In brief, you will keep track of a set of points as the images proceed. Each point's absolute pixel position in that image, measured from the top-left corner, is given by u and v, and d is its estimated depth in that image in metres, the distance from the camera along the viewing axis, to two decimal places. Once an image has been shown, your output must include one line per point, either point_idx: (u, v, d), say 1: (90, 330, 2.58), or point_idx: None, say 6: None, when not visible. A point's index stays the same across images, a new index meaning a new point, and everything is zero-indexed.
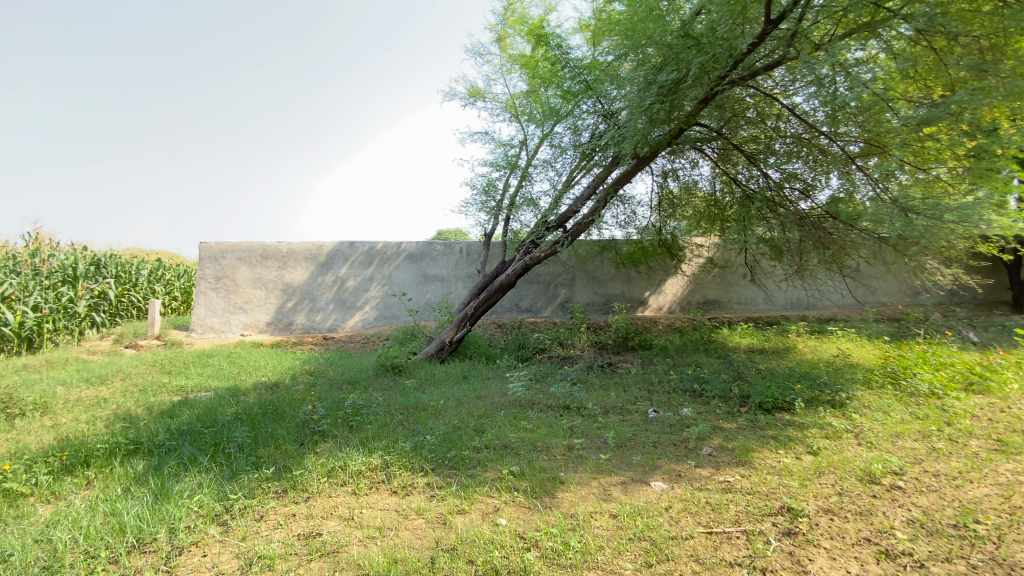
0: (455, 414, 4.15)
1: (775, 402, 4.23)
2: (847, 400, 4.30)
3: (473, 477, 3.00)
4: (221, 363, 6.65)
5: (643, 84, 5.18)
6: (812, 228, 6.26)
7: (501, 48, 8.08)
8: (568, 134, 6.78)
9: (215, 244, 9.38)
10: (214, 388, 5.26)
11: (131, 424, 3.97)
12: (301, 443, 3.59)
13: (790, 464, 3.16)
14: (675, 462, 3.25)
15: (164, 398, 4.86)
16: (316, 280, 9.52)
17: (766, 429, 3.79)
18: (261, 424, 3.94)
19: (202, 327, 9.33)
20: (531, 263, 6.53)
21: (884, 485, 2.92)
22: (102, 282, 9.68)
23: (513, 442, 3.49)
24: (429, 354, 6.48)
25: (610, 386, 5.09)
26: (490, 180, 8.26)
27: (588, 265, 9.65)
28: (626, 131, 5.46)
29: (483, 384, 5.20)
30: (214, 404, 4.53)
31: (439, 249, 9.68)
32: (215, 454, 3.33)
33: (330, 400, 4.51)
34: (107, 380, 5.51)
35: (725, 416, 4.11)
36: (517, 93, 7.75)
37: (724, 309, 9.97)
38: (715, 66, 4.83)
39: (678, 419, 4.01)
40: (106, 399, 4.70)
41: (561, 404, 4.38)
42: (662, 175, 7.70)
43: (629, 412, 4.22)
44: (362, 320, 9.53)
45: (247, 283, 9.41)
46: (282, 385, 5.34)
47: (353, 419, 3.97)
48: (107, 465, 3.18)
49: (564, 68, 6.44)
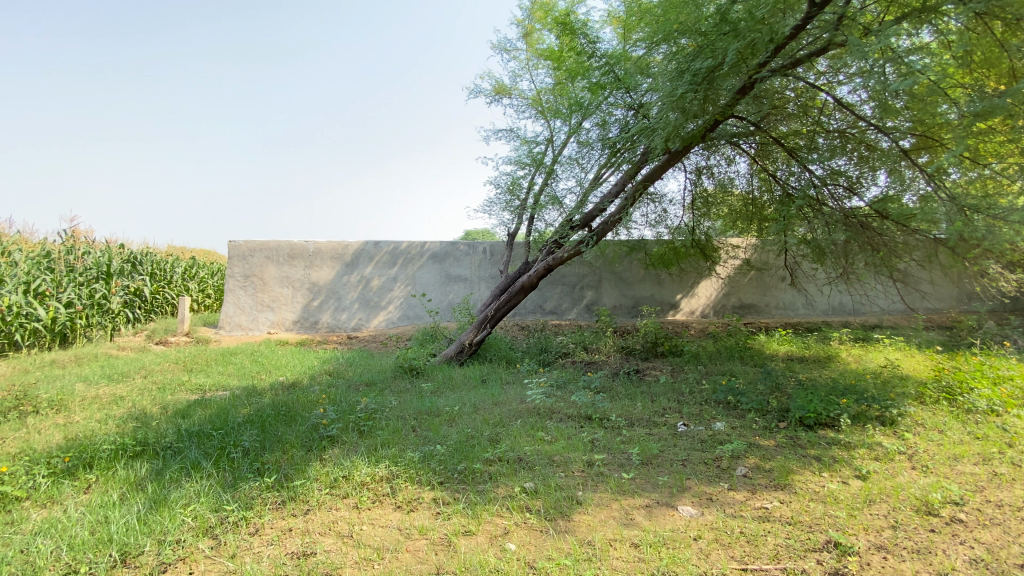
0: (469, 421, 3.95)
1: (817, 419, 3.87)
2: (898, 417, 3.88)
3: (482, 495, 2.78)
4: (243, 361, 6.64)
5: (676, 73, 4.87)
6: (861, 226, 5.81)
7: (528, 43, 7.86)
8: (595, 128, 6.50)
9: (244, 243, 9.46)
10: (231, 387, 5.22)
11: (142, 424, 3.92)
12: (308, 448, 3.44)
13: (836, 489, 2.83)
14: (706, 484, 2.95)
15: (181, 396, 4.83)
16: (341, 279, 9.50)
17: (809, 448, 3.44)
18: (271, 427, 3.82)
19: (231, 325, 9.43)
20: (554, 264, 6.29)
21: (945, 518, 2.51)
22: (136, 280, 9.92)
23: (529, 455, 3.27)
24: (448, 356, 6.30)
25: (636, 395, 4.79)
26: (515, 178, 8.05)
27: (616, 267, 9.33)
28: (657, 124, 5.17)
29: (502, 389, 4.99)
30: (227, 404, 4.46)
31: (463, 249, 9.52)
32: (219, 459, 3.23)
33: (343, 403, 4.37)
34: (128, 378, 5.54)
35: (762, 432, 3.78)
36: (544, 89, 7.53)
37: (761, 313, 9.48)
38: (754, 53, 4.49)
39: (710, 435, 3.70)
40: (124, 397, 4.70)
41: (582, 414, 4.12)
42: (695, 173, 7.35)
43: (656, 425, 3.93)
44: (386, 319, 9.45)
45: (274, 282, 9.47)
46: (299, 386, 5.26)
47: (364, 424, 3.81)
48: (109, 468, 3.11)
49: (593, 59, 6.16)
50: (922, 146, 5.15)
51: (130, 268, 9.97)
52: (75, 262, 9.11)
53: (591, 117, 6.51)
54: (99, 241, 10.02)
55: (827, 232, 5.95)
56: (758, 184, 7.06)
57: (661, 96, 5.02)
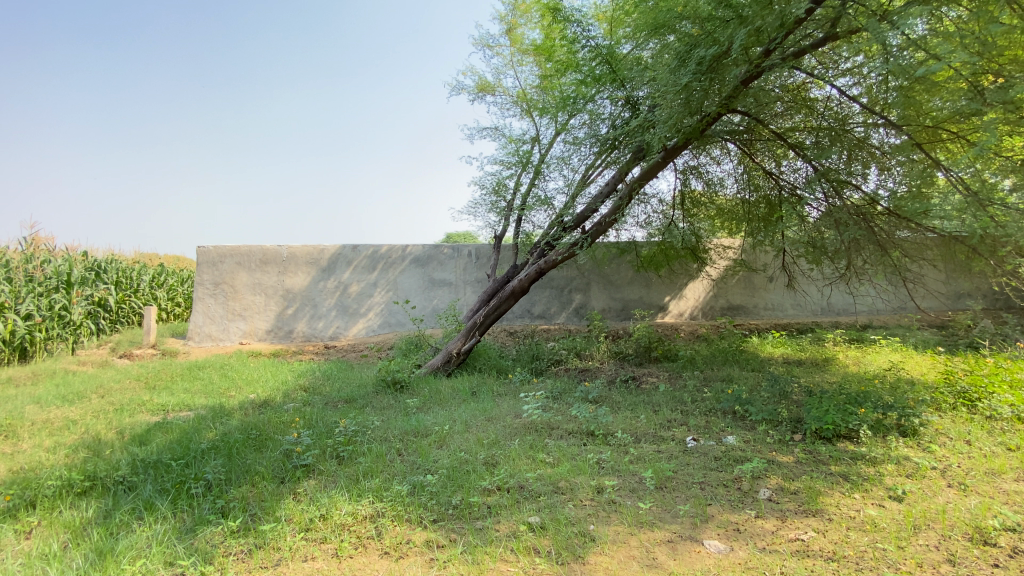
0: (462, 442, 3.60)
1: (835, 430, 3.61)
2: (920, 427, 3.65)
3: (481, 535, 2.43)
4: (212, 376, 6.14)
5: (675, 62, 4.58)
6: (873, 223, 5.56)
7: (511, 38, 7.52)
8: (584, 125, 6.19)
9: (214, 248, 8.92)
10: (197, 407, 4.75)
11: (94, 453, 3.45)
12: (280, 481, 3.04)
13: (875, 515, 2.55)
14: (730, 512, 2.65)
15: (141, 419, 4.35)
16: (318, 286, 9.03)
17: (832, 465, 3.17)
18: (239, 455, 3.39)
19: (200, 335, 8.88)
20: (546, 267, 5.96)
21: (1005, 549, 2.26)
22: (100, 288, 9.29)
23: (531, 482, 2.92)
24: (434, 367, 5.91)
25: (637, 406, 4.47)
26: (500, 179, 7.73)
27: (605, 269, 9.05)
28: (657, 117, 4.90)
29: (493, 403, 4.64)
30: (191, 428, 4.00)
31: (446, 253, 9.16)
32: (178, 496, 2.80)
33: (321, 424, 3.96)
34: (84, 398, 5.02)
35: (779, 446, 3.51)
36: (529, 86, 7.22)
37: (751, 315, 9.31)
38: (763, 37, 4.18)
39: (724, 451, 3.40)
40: (75, 422, 4.20)
41: (583, 430, 3.80)
42: (685, 172, 7.14)
43: (664, 441, 3.62)
44: (365, 327, 9.01)
45: (247, 289, 8.96)
46: (273, 404, 4.82)
47: (344, 449, 3.43)
48: (53, 509, 2.65)
49: (580, 52, 5.85)
50: (922, 140, 4.98)
51: (93, 277, 9.32)
52: (33, 271, 8.44)
53: (580, 114, 6.21)
54: (59, 248, 9.33)
55: (827, 228, 5.74)
56: (748, 184, 6.85)
57: (660, 87, 4.72)
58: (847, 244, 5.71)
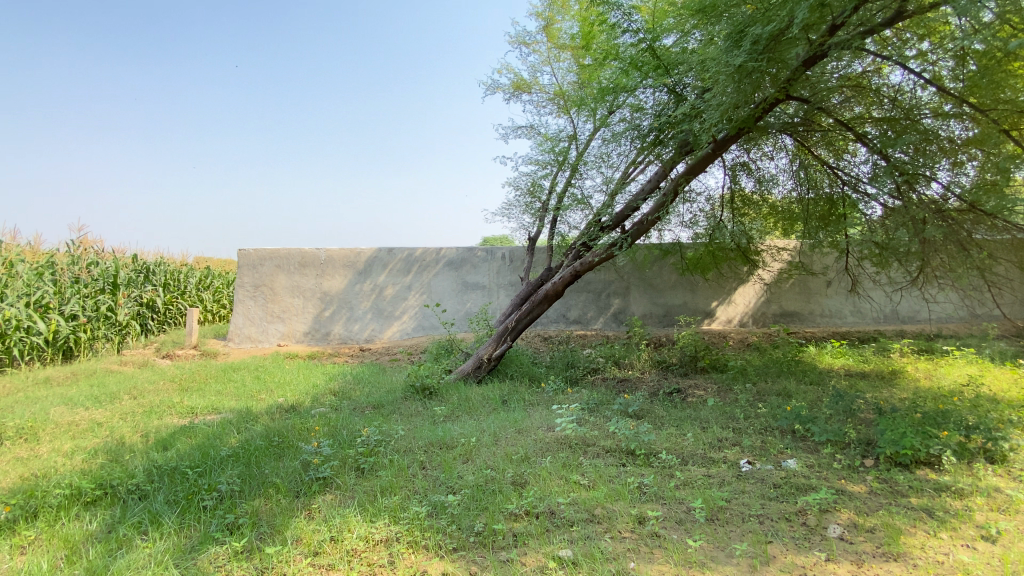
0: (490, 456, 3.35)
1: (914, 456, 3.09)
2: (1013, 453, 3.14)
3: (504, 569, 2.15)
4: (245, 379, 6.11)
5: (728, 42, 4.15)
6: (958, 221, 4.94)
7: (548, 33, 7.25)
8: (625, 119, 5.86)
9: (254, 251, 9.02)
10: (224, 411, 4.69)
11: (113, 459, 3.38)
12: (294, 495, 2.86)
13: (969, 561, 2.13)
14: (796, 553, 2.27)
15: (168, 422, 4.31)
16: (354, 288, 9.00)
17: (913, 498, 2.69)
18: (257, 464, 3.26)
19: (240, 337, 9.00)
20: (582, 269, 5.63)
21: None
22: (147, 290, 9.57)
23: (563, 508, 2.62)
24: (465, 372, 5.68)
25: (684, 422, 4.10)
26: (536, 179, 7.46)
27: (646, 272, 8.64)
28: (708, 106, 4.53)
29: (525, 413, 4.36)
30: (215, 432, 3.91)
31: (481, 256, 8.95)
32: (187, 509, 2.68)
33: (344, 432, 3.78)
34: (116, 400, 5.05)
35: (848, 473, 3.06)
36: (567, 81, 6.93)
37: (806, 322, 8.68)
38: (827, 13, 3.73)
39: (783, 477, 3.00)
40: (101, 425, 4.18)
41: (622, 448, 3.46)
42: (734, 169, 6.72)
43: (715, 463, 3.25)
44: (400, 330, 8.91)
45: (285, 291, 9.02)
46: (300, 409, 4.70)
47: (365, 460, 3.23)
48: (56, 521, 2.56)
49: (621, 41, 5.52)
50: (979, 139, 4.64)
51: (141, 279, 9.61)
52: (80, 273, 8.71)
53: (621, 107, 5.88)
54: (107, 250, 9.63)
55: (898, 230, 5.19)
56: (804, 180, 6.35)
57: (710, 70, 4.32)
58: (922, 243, 5.14)
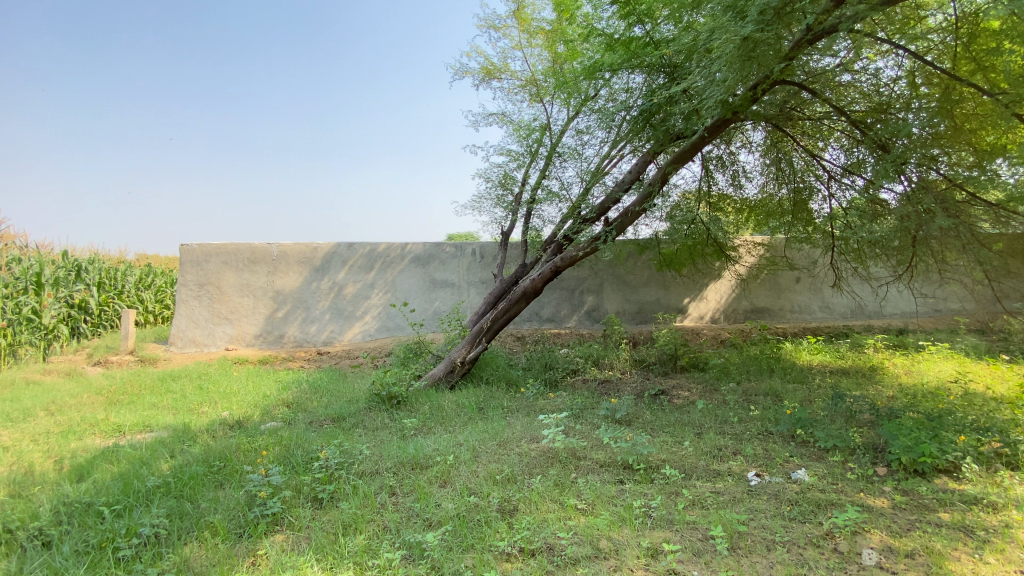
0: (470, 476, 2.93)
1: (932, 463, 2.86)
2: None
3: None
4: (186, 389, 5.43)
5: (732, 13, 3.85)
6: (959, 214, 4.64)
7: (519, 16, 6.84)
8: (607, 105, 5.54)
9: (198, 246, 8.23)
10: (158, 428, 4.07)
11: (14, 495, 2.78)
12: (237, 537, 2.36)
13: None
14: None
15: (90, 444, 3.68)
16: (310, 286, 8.35)
17: (943, 514, 2.44)
18: (194, 495, 2.74)
19: (183, 340, 8.20)
20: (563, 264, 5.27)
21: None
22: (78, 290, 8.61)
23: (563, 543, 2.23)
24: (436, 378, 5.21)
25: (677, 428, 3.80)
26: (508, 170, 7.05)
27: (619, 268, 8.37)
28: (708, 85, 4.25)
29: (505, 423, 3.94)
30: (145, 456, 3.33)
31: (449, 252, 8.48)
32: (98, 562, 2.15)
33: (299, 453, 3.26)
34: (31, 418, 4.33)
35: (866, 484, 2.80)
36: (539, 66, 6.55)
37: (776, 318, 8.63)
38: None
39: (797, 492, 2.71)
40: (6, 450, 3.52)
41: (618, 462, 3.10)
42: (709, 162, 6.53)
43: (720, 477, 2.95)
44: (361, 331, 8.34)
45: (234, 290, 8.27)
46: (247, 424, 4.13)
47: (323, 489, 2.75)
48: None
49: (603, 20, 5.21)
50: (969, 128, 4.56)
51: (72, 277, 8.66)
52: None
53: (602, 94, 5.57)
54: (31, 246, 8.65)
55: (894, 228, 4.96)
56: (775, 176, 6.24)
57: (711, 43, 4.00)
58: (917, 240, 4.93)
